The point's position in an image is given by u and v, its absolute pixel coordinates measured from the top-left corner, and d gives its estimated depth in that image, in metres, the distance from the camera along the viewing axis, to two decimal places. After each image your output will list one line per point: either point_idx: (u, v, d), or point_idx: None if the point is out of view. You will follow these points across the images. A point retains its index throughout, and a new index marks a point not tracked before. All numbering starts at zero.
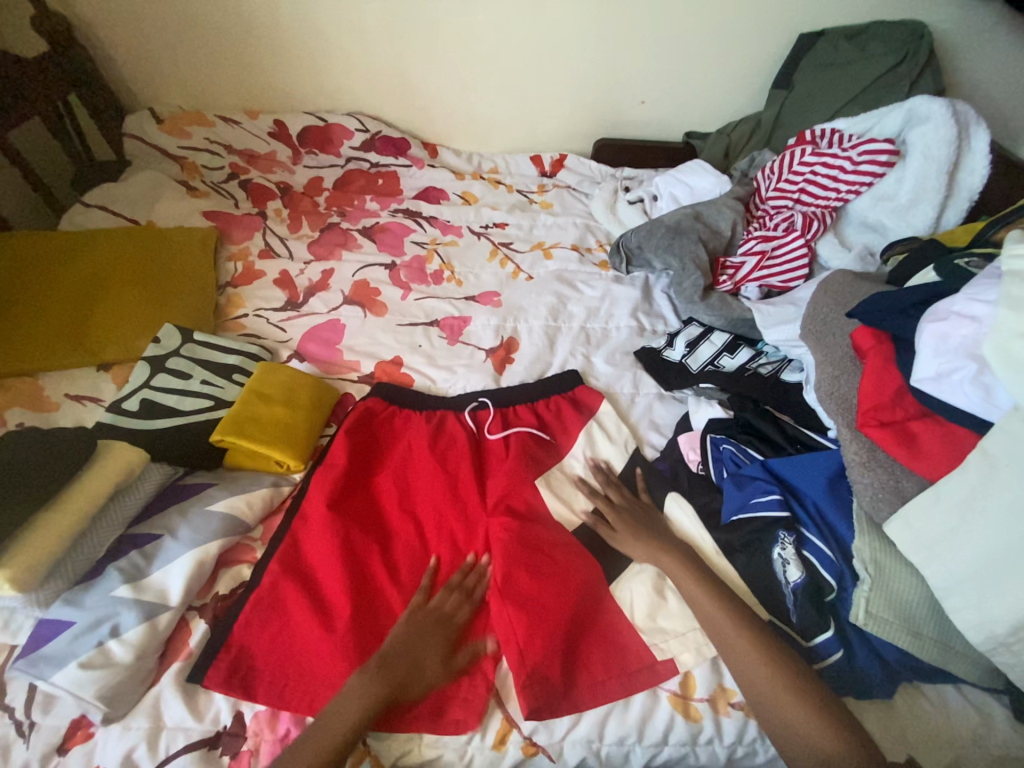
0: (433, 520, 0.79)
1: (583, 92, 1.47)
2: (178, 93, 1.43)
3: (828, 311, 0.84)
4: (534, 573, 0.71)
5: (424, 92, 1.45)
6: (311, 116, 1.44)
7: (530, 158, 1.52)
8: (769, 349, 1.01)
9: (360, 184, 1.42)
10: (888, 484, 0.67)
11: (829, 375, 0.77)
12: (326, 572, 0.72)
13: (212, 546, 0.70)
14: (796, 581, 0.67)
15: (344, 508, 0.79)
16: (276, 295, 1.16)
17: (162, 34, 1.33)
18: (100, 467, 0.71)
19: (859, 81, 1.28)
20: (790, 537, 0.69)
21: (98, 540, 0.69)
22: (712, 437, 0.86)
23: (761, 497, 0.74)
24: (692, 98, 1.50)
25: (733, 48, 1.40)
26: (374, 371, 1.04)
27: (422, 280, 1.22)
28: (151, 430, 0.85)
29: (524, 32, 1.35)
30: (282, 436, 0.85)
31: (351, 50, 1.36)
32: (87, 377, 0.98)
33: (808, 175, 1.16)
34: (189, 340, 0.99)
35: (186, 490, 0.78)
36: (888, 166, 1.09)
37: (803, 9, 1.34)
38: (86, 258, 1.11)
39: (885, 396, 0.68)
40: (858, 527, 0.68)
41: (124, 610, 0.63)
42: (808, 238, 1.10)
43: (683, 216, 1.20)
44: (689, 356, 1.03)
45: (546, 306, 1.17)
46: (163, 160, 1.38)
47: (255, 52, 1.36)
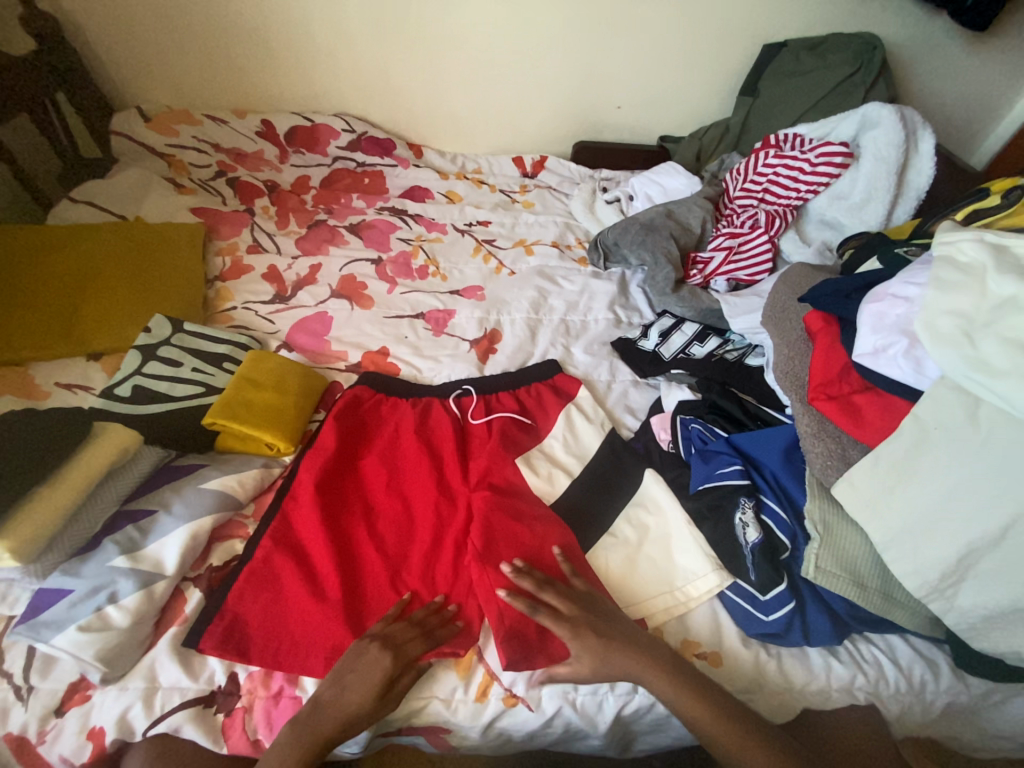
0: (420, 498, 0.82)
1: (562, 97, 1.54)
2: (166, 92, 1.46)
3: (785, 299, 0.91)
4: (518, 543, 0.76)
5: (409, 94, 1.50)
6: (299, 117, 1.47)
7: (512, 160, 1.58)
8: (736, 338, 1.08)
9: (347, 183, 1.46)
10: (835, 451, 0.73)
11: (785, 356, 0.83)
12: (318, 546, 0.75)
13: (207, 521, 0.74)
14: (754, 541, 0.72)
15: (335, 489, 0.83)
16: (265, 288, 1.19)
17: (150, 34, 1.36)
18: (97, 446, 0.74)
19: (819, 89, 1.37)
20: (750, 502, 0.75)
21: (94, 515, 0.71)
22: (682, 417, 0.92)
23: (725, 468, 0.79)
24: (666, 104, 1.57)
25: (703, 57, 1.48)
26: (362, 360, 1.08)
27: (408, 274, 1.26)
28: (144, 415, 0.88)
29: (505, 38, 1.41)
30: (272, 419, 0.89)
31: (338, 53, 1.41)
32: (77, 366, 1.00)
33: (771, 177, 1.24)
34: (179, 330, 1.02)
35: (179, 470, 0.81)
36: (843, 167, 1.17)
37: (766, 22, 1.43)
38: (75, 251, 1.13)
39: (833, 372, 0.74)
40: (810, 492, 0.74)
41: (122, 579, 0.66)
42: (772, 235, 1.18)
43: (657, 214, 1.27)
44: (662, 345, 1.09)
45: (527, 299, 1.22)
46: (151, 158, 1.40)
47: (243, 53, 1.40)
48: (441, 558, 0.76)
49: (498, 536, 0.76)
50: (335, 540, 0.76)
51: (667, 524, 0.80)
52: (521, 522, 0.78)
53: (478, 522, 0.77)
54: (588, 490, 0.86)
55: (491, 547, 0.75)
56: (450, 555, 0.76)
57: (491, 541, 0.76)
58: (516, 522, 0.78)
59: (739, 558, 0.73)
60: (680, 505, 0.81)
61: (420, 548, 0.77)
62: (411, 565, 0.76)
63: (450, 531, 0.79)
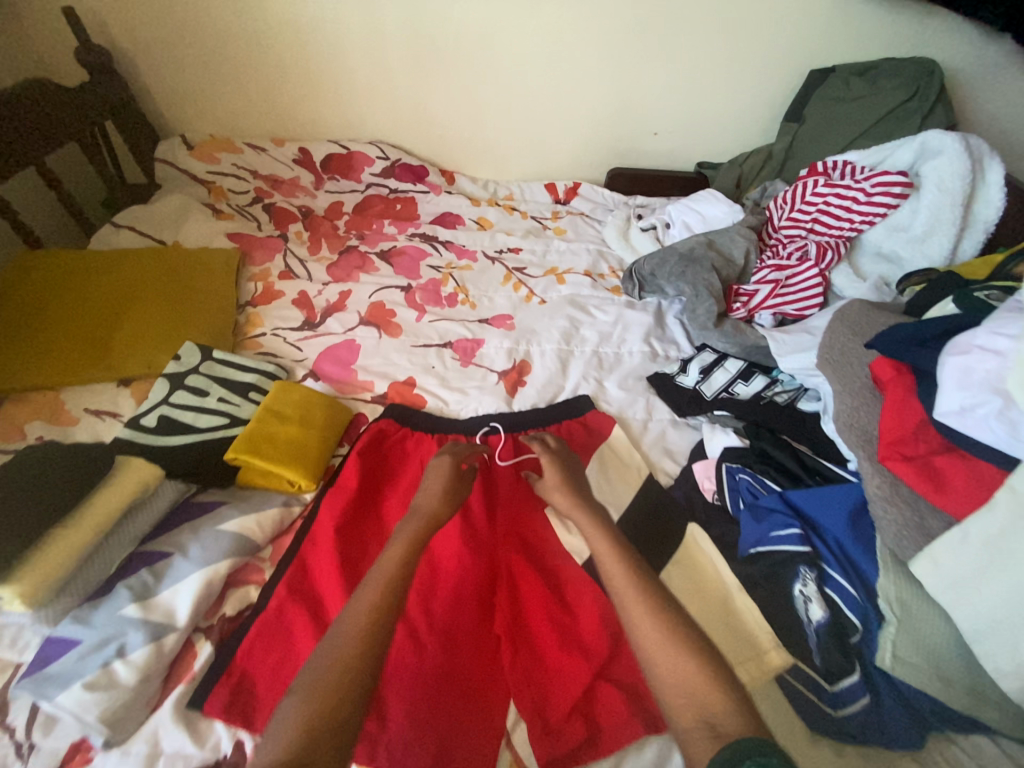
0: (444, 549, 0.78)
1: (597, 123, 1.51)
2: (209, 121, 1.50)
3: (845, 340, 0.83)
4: (550, 615, 0.72)
5: (443, 122, 1.50)
6: (334, 144, 1.49)
7: (545, 186, 1.56)
8: (785, 377, 1.00)
9: (379, 209, 1.46)
10: (912, 521, 0.65)
11: (848, 406, 0.76)
12: (334, 597, 0.71)
13: (222, 566, 0.70)
14: (819, 620, 0.65)
15: (354, 532, 0.79)
16: (294, 314, 1.18)
17: (197, 67, 1.40)
18: (117, 483, 0.72)
19: (870, 115, 1.31)
20: (812, 573, 0.68)
21: (110, 556, 0.69)
22: (728, 466, 0.85)
23: (781, 530, 0.72)
24: (704, 130, 1.53)
25: (744, 84, 1.44)
26: (388, 391, 1.05)
27: (437, 302, 1.24)
28: (167, 447, 0.86)
29: (541, 67, 1.40)
30: (295, 456, 0.86)
31: (375, 82, 1.42)
32: (107, 392, 1.00)
33: (821, 206, 1.17)
34: (208, 357, 1.01)
35: (198, 508, 0.78)
36: (902, 198, 1.10)
37: (811, 47, 1.38)
38: (113, 276, 1.14)
39: (906, 430, 0.67)
40: (882, 565, 0.66)
41: (132, 630, 0.62)
42: (822, 268, 1.11)
43: (697, 244, 1.21)
44: (703, 382, 1.03)
45: (559, 329, 1.17)
46: (192, 184, 1.43)
47: (284, 83, 1.43)
48: (466, 620, 0.70)
49: (527, 609, 0.73)
50: (352, 591, 0.72)
51: (717, 589, 0.72)
52: (552, 592, 0.74)
53: (507, 591, 0.74)
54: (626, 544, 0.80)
55: (521, 624, 0.71)
56: (475, 618, 0.71)
57: (520, 616, 0.72)
58: (548, 592, 0.74)
59: (801, 635, 0.65)
60: (728, 568, 0.73)
61: (444, 605, 0.71)
62: (433, 623, 0.70)
63: (476, 589, 0.73)
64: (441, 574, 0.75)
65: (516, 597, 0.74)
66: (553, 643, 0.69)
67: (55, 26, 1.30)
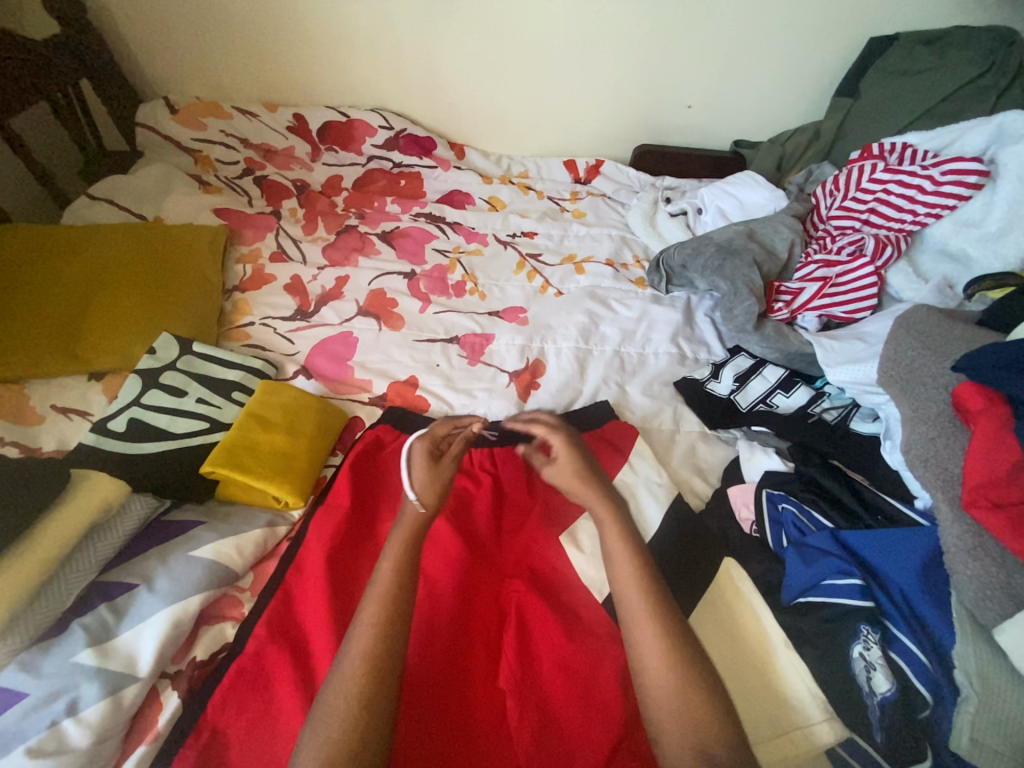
0: (440, 582, 0.68)
1: (626, 94, 1.36)
2: (195, 81, 1.35)
3: (915, 356, 0.73)
4: (565, 666, 0.63)
5: (453, 89, 1.35)
6: (333, 111, 1.35)
7: (563, 163, 1.42)
8: (833, 390, 0.90)
9: (381, 185, 1.33)
10: (998, 580, 0.56)
11: (923, 436, 0.67)
12: (320, 640, 0.62)
13: (193, 602, 0.62)
14: (884, 693, 0.57)
15: (346, 558, 0.70)
16: (285, 302, 1.07)
17: (179, 18, 1.25)
18: (75, 502, 0.63)
19: (938, 90, 1.15)
20: (875, 634, 0.60)
21: (66, 588, 0.60)
22: (768, 493, 0.75)
23: (835, 579, 0.64)
24: (742, 103, 1.38)
25: (793, 51, 1.29)
26: (387, 392, 0.94)
27: (443, 291, 1.12)
28: (138, 456, 0.77)
29: (566, 26, 1.25)
30: (281, 469, 0.77)
31: (380, 41, 1.27)
32: (76, 387, 0.90)
33: (879, 194, 1.04)
34: (187, 351, 0.91)
35: (169, 529, 0.69)
36: (976, 189, 0.97)
37: (872, 10, 1.22)
38: (84, 255, 1.03)
39: (999, 471, 0.57)
40: (961, 630, 0.56)
41: (86, 682, 0.54)
42: (878, 265, 0.98)
43: (736, 233, 1.08)
44: (738, 391, 0.93)
45: (577, 326, 1.06)
46: (176, 153, 1.30)
47: (277, 40, 1.27)
48: (471, 667, 0.64)
49: (540, 656, 0.64)
50: (339, 630, 0.63)
51: (761, 643, 0.64)
52: (568, 639, 0.64)
53: (515, 634, 0.65)
54: None
55: (532, 676, 0.63)
56: (479, 666, 0.64)
57: (531, 664, 0.64)
58: (562, 638, 0.65)
59: (859, 707, 0.57)
60: (774, 617, 0.65)
61: (442, 650, 0.64)
62: (432, 672, 0.62)
63: (480, 632, 0.66)
64: (436, 614, 0.66)
65: (527, 643, 0.65)
66: (567, 701, 0.61)
67: None
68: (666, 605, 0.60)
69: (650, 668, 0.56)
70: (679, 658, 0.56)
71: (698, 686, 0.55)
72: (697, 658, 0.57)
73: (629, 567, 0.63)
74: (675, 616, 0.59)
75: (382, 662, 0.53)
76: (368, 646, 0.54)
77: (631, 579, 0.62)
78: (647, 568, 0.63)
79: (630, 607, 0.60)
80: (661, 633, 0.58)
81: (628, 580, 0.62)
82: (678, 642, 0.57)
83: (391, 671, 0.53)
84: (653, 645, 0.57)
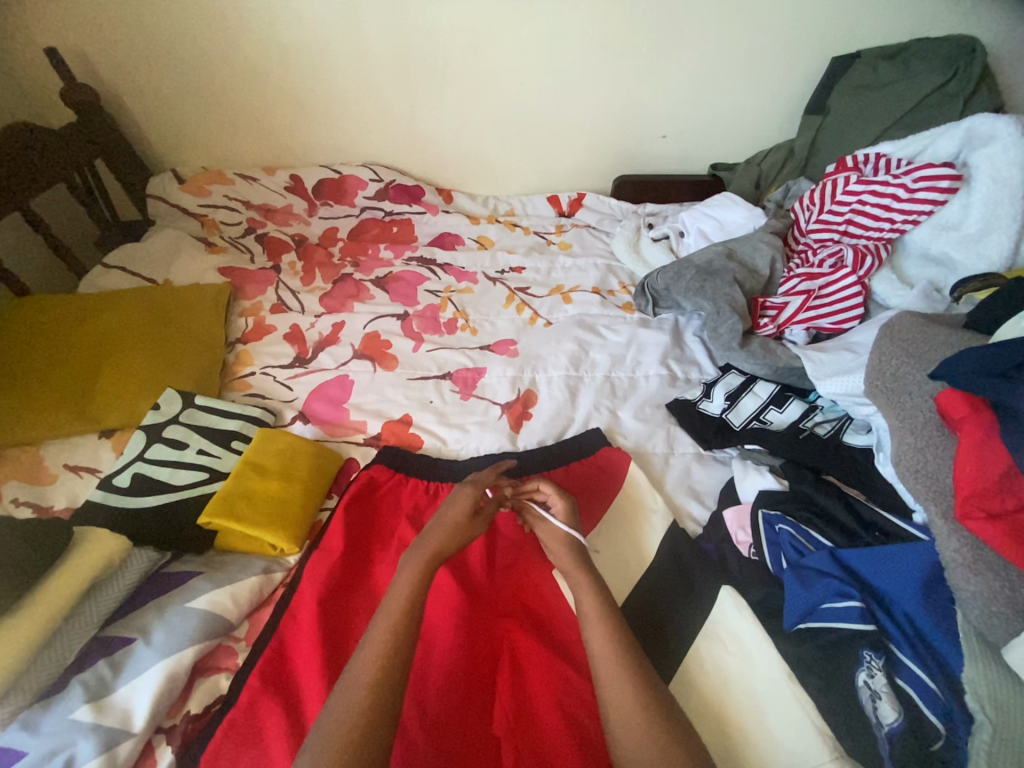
0: (441, 629, 0.67)
1: (602, 129, 1.42)
2: (201, 153, 1.47)
3: (899, 365, 0.73)
4: (563, 709, 0.61)
5: (437, 139, 1.43)
6: (327, 169, 1.44)
7: (547, 199, 1.47)
8: (825, 403, 0.89)
9: (375, 233, 1.40)
10: (1002, 593, 0.53)
11: (912, 446, 0.66)
12: (312, 685, 0.63)
13: (187, 654, 0.63)
14: (892, 724, 0.54)
15: (339, 604, 0.71)
16: (284, 351, 1.11)
17: (184, 99, 1.37)
18: (78, 558, 0.66)
19: (905, 101, 1.18)
20: (879, 660, 0.57)
21: (67, 644, 0.61)
22: (764, 513, 0.73)
23: (835, 602, 0.61)
24: (715, 129, 1.43)
25: (759, 76, 1.33)
26: (382, 431, 0.97)
27: (435, 329, 1.15)
28: (141, 509, 0.80)
29: (538, 73, 1.32)
30: (277, 515, 0.79)
31: (365, 102, 1.36)
32: (88, 445, 0.95)
33: (855, 206, 1.05)
34: (190, 404, 0.95)
35: (169, 581, 0.71)
36: (950, 193, 0.97)
37: (832, 32, 1.26)
38: (97, 319, 1.09)
39: (989, 480, 0.55)
40: (967, 650, 0.54)
41: (81, 739, 0.55)
42: (861, 274, 0.98)
43: (715, 254, 1.09)
44: (730, 410, 0.92)
45: (566, 354, 1.07)
46: (183, 218, 1.39)
47: (271, 109, 1.38)
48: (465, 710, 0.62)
49: (538, 703, 0.63)
50: (332, 678, 0.63)
51: (761, 677, 0.62)
52: (566, 681, 0.64)
53: (509, 676, 0.64)
54: (641, 613, 0.70)
55: (527, 720, 0.61)
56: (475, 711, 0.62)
57: (527, 707, 0.62)
58: (559, 679, 0.64)
59: (868, 740, 0.55)
60: (775, 649, 0.63)
61: (441, 697, 0.62)
62: (436, 722, 0.61)
63: (477, 678, 0.64)
64: (438, 665, 0.65)
65: (523, 688, 0.64)
66: (565, 748, 0.59)
67: (42, 67, 1.30)
68: (638, 666, 0.58)
69: (627, 706, 0.55)
70: (657, 722, 0.54)
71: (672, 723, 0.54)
72: (679, 723, 0.55)
73: (600, 634, 0.61)
74: (648, 678, 0.58)
75: (378, 710, 0.52)
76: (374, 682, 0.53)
77: (597, 642, 0.60)
78: (623, 635, 0.61)
79: (603, 667, 0.58)
80: (638, 697, 0.56)
81: (604, 651, 0.59)
82: (655, 710, 0.55)
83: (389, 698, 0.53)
84: (626, 700, 0.55)
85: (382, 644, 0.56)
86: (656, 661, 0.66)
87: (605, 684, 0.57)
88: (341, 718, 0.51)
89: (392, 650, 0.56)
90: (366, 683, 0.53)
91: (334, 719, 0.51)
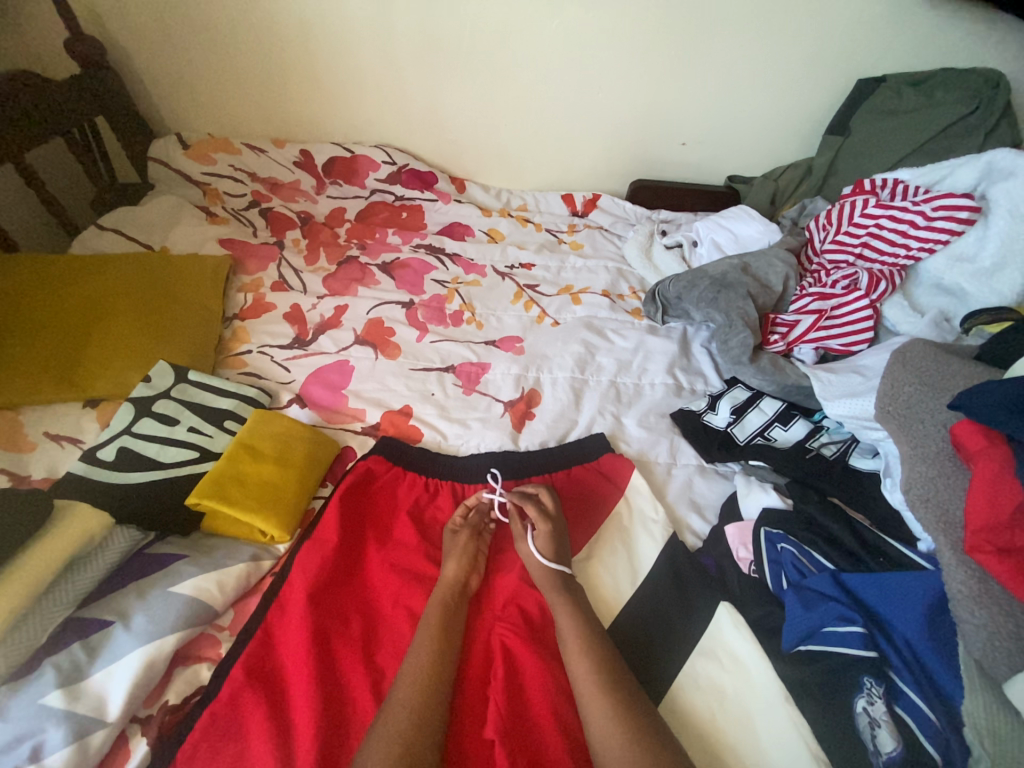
0: None
1: (623, 131, 1.40)
2: (208, 120, 1.41)
3: (912, 394, 0.73)
4: (558, 719, 0.60)
5: (455, 126, 1.40)
6: (339, 147, 1.40)
7: (562, 197, 1.45)
8: (831, 424, 0.89)
9: (383, 217, 1.36)
10: (1008, 629, 0.53)
11: (923, 475, 0.66)
12: (300, 688, 0.60)
13: (168, 642, 0.60)
14: (890, 752, 0.54)
15: (331, 601, 0.68)
16: (283, 330, 1.08)
17: (195, 61, 1.31)
18: (56, 534, 0.62)
19: (926, 129, 1.18)
20: (879, 688, 0.58)
21: (41, 624, 0.58)
22: (767, 533, 0.73)
23: (836, 626, 0.61)
24: (735, 141, 1.42)
25: (783, 91, 1.33)
26: (381, 421, 0.94)
27: (440, 320, 1.13)
28: (126, 486, 0.77)
29: (564, 69, 1.30)
30: (269, 502, 0.76)
31: (385, 85, 1.33)
32: (70, 414, 0.90)
33: (872, 229, 1.05)
34: (182, 380, 0.91)
35: (151, 563, 0.68)
36: (968, 224, 0.98)
37: (860, 54, 1.26)
38: (88, 283, 1.04)
39: (1003, 514, 0.54)
40: (968, 682, 0.54)
41: (51, 727, 0.53)
42: (873, 299, 0.98)
43: (730, 268, 1.09)
44: (735, 424, 0.92)
45: (572, 356, 1.05)
46: (185, 185, 1.34)
47: (286, 81, 1.33)
48: (460, 716, 0.61)
49: (535, 710, 0.60)
50: (323, 678, 0.61)
51: (757, 698, 0.62)
52: (561, 688, 0.62)
53: (504, 681, 0.62)
54: (637, 625, 0.69)
55: (523, 724, 0.59)
56: (471, 716, 0.61)
57: (522, 713, 0.60)
58: (554, 685, 0.62)
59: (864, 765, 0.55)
60: (773, 670, 0.63)
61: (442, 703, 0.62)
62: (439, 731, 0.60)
63: (471, 683, 0.64)
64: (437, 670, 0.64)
65: (519, 694, 0.62)
66: (559, 755, 0.57)
67: (45, 14, 1.23)
68: (626, 684, 0.59)
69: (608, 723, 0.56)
70: (649, 746, 0.55)
71: (656, 738, 0.56)
72: (670, 745, 0.56)
73: (586, 656, 0.61)
74: (631, 693, 0.59)
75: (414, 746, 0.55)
76: (409, 693, 0.58)
77: (583, 661, 0.61)
78: (606, 655, 0.62)
79: (586, 686, 0.59)
80: (620, 709, 0.57)
81: (595, 665, 0.60)
82: (643, 734, 0.56)
83: (430, 707, 0.58)
84: (610, 719, 0.56)
85: (422, 663, 0.61)
86: (649, 676, 0.65)
87: (596, 706, 0.58)
88: (388, 732, 0.55)
89: (429, 673, 0.60)
90: (402, 703, 0.57)
91: (382, 732, 0.55)
